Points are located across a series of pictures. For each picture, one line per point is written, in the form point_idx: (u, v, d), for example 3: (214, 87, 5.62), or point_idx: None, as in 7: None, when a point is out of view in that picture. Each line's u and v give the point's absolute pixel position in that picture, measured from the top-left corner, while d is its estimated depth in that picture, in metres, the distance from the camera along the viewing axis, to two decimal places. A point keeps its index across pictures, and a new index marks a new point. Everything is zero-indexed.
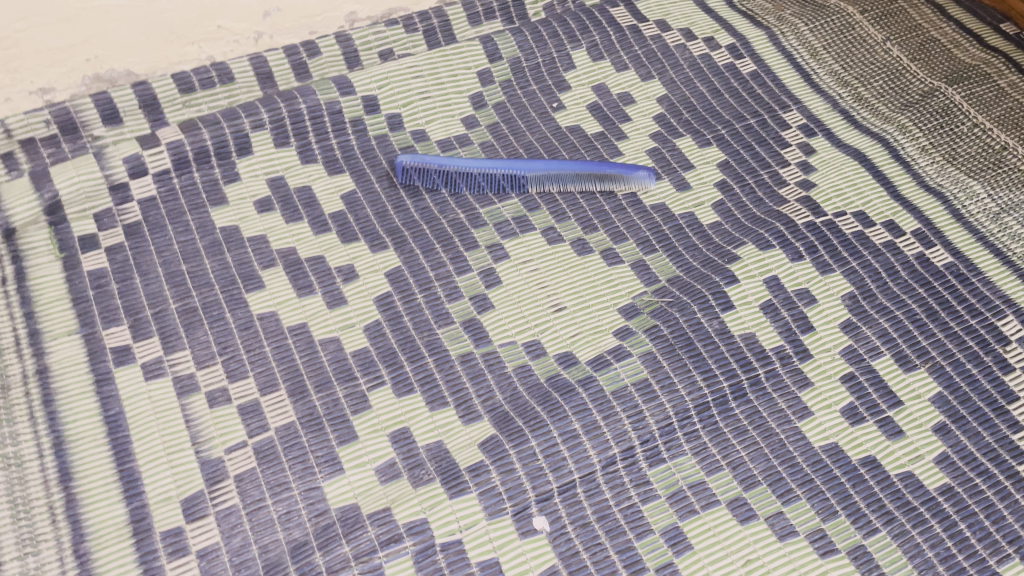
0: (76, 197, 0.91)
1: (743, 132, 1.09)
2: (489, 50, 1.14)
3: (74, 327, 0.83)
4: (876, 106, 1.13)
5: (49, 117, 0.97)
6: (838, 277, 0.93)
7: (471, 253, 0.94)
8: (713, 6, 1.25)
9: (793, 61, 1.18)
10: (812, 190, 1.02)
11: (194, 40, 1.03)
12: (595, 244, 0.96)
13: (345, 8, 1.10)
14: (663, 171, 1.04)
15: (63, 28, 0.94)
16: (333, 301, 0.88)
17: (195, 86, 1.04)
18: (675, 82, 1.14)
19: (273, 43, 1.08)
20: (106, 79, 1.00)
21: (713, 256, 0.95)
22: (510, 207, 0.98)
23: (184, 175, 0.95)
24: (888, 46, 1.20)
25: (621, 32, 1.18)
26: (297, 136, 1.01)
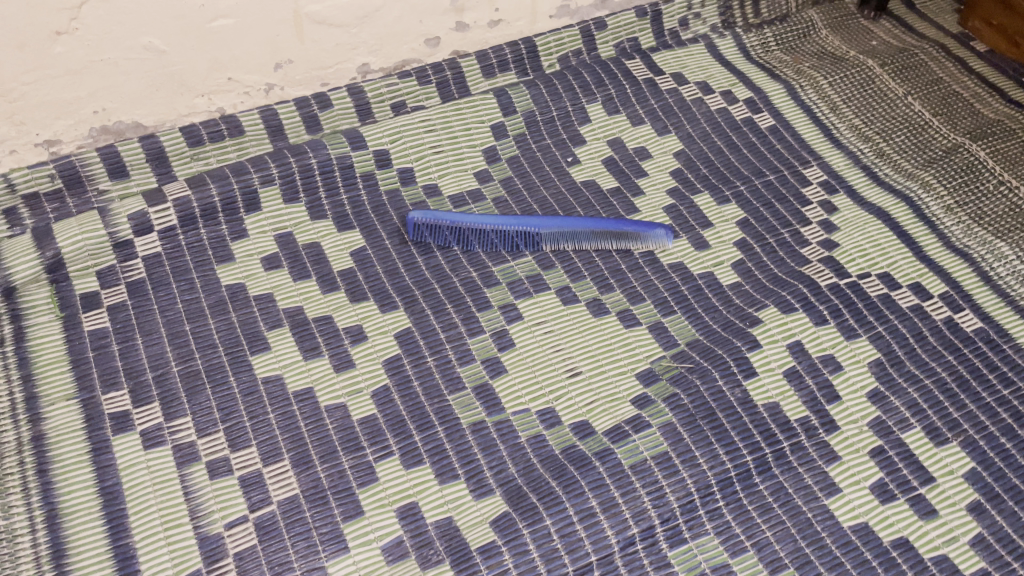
0: (79, 254, 0.89)
1: (763, 189, 1.06)
2: (503, 102, 1.11)
3: (72, 392, 0.80)
4: (898, 162, 1.11)
5: (54, 170, 0.97)
6: (864, 342, 0.90)
7: (483, 314, 0.91)
8: (730, 58, 1.23)
9: (813, 115, 1.16)
10: (835, 249, 0.99)
11: (203, 92, 1.01)
12: (611, 305, 0.93)
13: (358, 60, 1.08)
14: (681, 229, 1.01)
15: (73, 81, 0.93)
16: (340, 365, 0.85)
17: (205, 139, 1.04)
18: (692, 136, 1.12)
19: (285, 95, 1.07)
20: (114, 131, 0.99)
21: (734, 319, 0.91)
22: (523, 265, 0.96)
23: (191, 231, 0.93)
24: (910, 101, 1.18)
25: (637, 85, 1.16)
26: (307, 192, 0.99)
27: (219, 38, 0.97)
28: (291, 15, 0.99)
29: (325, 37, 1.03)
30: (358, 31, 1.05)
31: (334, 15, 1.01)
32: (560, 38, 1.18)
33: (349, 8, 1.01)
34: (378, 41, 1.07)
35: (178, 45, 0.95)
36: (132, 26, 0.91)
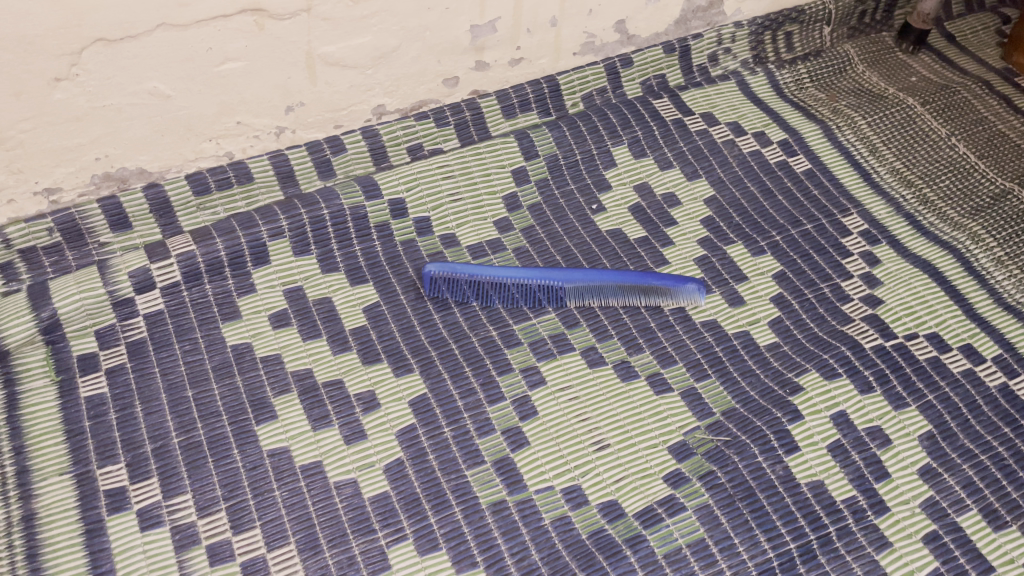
0: (77, 314, 0.84)
1: (800, 239, 1.01)
2: (525, 145, 1.06)
3: (66, 466, 0.76)
4: (943, 210, 1.04)
5: (52, 223, 0.93)
6: (914, 412, 0.84)
7: (504, 377, 0.85)
8: (763, 96, 1.18)
9: (851, 157, 1.10)
10: (880, 306, 0.93)
11: (210, 137, 0.97)
12: (641, 368, 0.87)
13: (373, 102, 1.03)
14: (714, 283, 0.95)
15: (73, 128, 0.88)
16: (351, 436, 0.79)
17: (211, 188, 0.99)
18: (724, 181, 1.06)
19: (296, 138, 1.02)
20: (117, 178, 0.95)
21: (773, 385, 0.85)
22: (546, 323, 0.90)
23: (195, 287, 0.88)
24: (954, 142, 1.12)
25: (665, 127, 1.11)
26: (319, 244, 0.94)
27: (228, 82, 0.92)
28: (303, 57, 0.94)
29: (339, 78, 0.98)
30: (374, 72, 1.00)
31: (348, 56, 0.96)
32: (584, 76, 1.13)
33: (365, 49, 0.97)
34: (394, 82, 1.02)
35: (184, 89, 0.91)
36: (136, 71, 0.87)
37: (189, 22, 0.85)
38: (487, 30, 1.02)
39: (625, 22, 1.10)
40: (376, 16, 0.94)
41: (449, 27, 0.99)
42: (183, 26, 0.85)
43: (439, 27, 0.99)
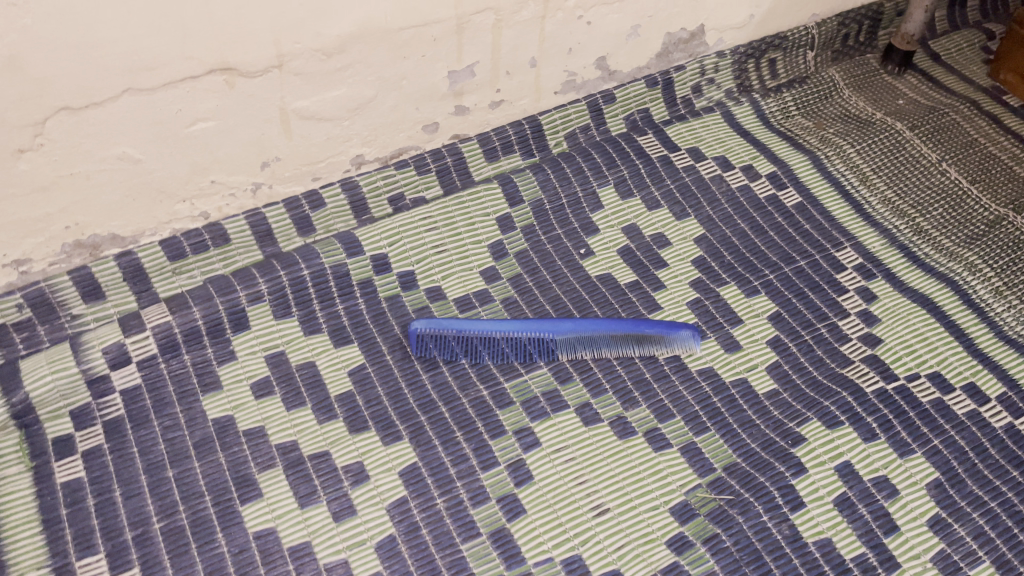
0: (50, 395, 0.81)
1: (794, 277, 0.98)
2: (509, 191, 1.03)
3: (43, 560, 0.73)
4: (938, 239, 1.02)
5: (22, 298, 0.90)
6: (920, 459, 0.82)
7: (497, 441, 0.82)
8: (749, 127, 1.16)
9: (841, 188, 1.08)
10: (878, 346, 0.91)
11: (184, 198, 0.94)
12: (638, 424, 0.84)
13: (351, 152, 1.00)
14: (708, 328, 0.93)
15: (41, 198, 0.85)
16: (340, 512, 0.77)
17: (187, 251, 0.96)
18: (713, 219, 1.04)
19: (273, 194, 0.99)
20: (88, 245, 0.91)
21: (775, 437, 0.83)
22: (539, 379, 0.87)
23: (173, 358, 0.85)
24: (944, 168, 1.10)
25: (652, 165, 1.09)
26: (301, 305, 0.91)
27: (200, 142, 0.89)
28: (277, 112, 0.91)
29: (315, 131, 0.96)
30: (350, 124, 0.97)
31: (323, 108, 0.94)
32: (566, 115, 1.11)
33: (340, 101, 0.94)
34: (372, 131, 1.00)
35: (155, 152, 0.88)
36: (103, 137, 0.84)
37: (156, 86, 0.82)
38: (465, 76, 1.00)
39: (606, 59, 1.08)
40: (351, 68, 0.91)
41: (426, 74, 0.97)
42: (151, 89, 0.82)
43: (416, 74, 0.96)
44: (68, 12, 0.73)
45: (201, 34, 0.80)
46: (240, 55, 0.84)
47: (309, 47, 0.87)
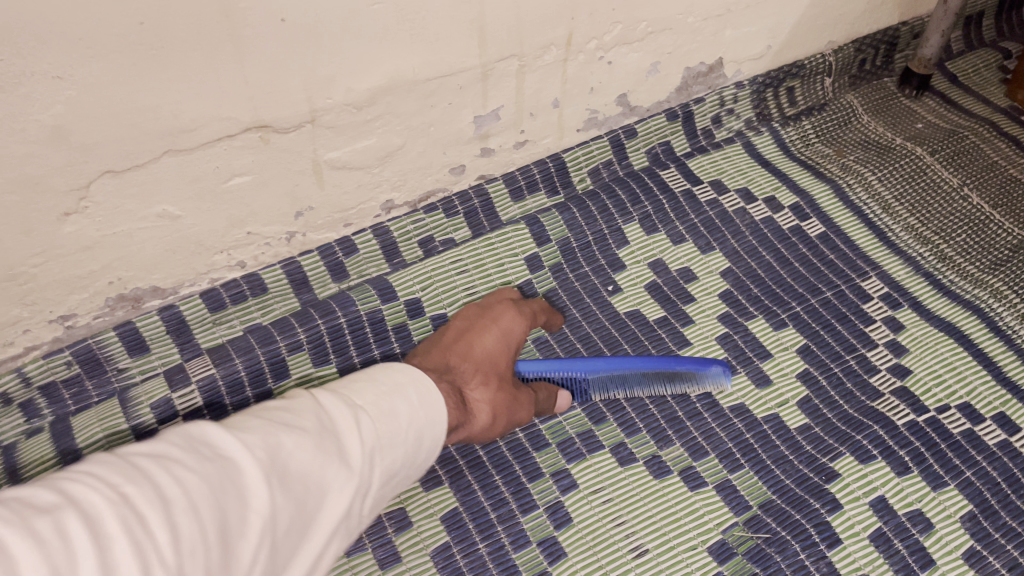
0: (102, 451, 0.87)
1: (820, 309, 1.00)
2: (536, 232, 1.06)
3: None
4: (963, 266, 1.03)
5: (70, 356, 0.92)
6: (954, 492, 0.83)
7: (535, 483, 0.84)
8: (770, 157, 1.18)
9: (864, 217, 1.09)
10: (908, 377, 0.92)
11: (221, 249, 0.96)
12: (673, 462, 0.86)
13: (382, 198, 1.03)
14: (737, 363, 0.94)
15: (85, 257, 0.87)
16: (385, 559, 0.79)
17: (226, 303, 0.99)
18: (738, 252, 1.06)
19: (307, 242, 1.02)
20: (131, 297, 0.94)
21: (809, 472, 0.85)
22: (573, 420, 0.89)
23: (218, 411, 0.91)
24: (966, 192, 1.11)
25: (675, 199, 1.11)
26: (338, 352, 0.95)
27: (236, 197, 0.91)
28: (310, 164, 0.93)
29: (347, 180, 0.98)
30: (380, 171, 0.99)
31: (354, 159, 0.96)
32: (589, 151, 1.13)
33: (370, 150, 0.96)
34: (401, 177, 1.02)
35: (194, 209, 0.90)
36: (144, 197, 0.85)
37: (194, 146, 0.84)
38: (490, 120, 1.02)
39: (627, 95, 1.10)
40: (380, 119, 0.93)
41: (453, 120, 0.99)
42: (189, 149, 0.84)
43: (442, 121, 0.98)
44: (111, 83, 0.74)
45: (238, 96, 0.82)
46: (276, 113, 0.86)
47: (340, 102, 0.89)
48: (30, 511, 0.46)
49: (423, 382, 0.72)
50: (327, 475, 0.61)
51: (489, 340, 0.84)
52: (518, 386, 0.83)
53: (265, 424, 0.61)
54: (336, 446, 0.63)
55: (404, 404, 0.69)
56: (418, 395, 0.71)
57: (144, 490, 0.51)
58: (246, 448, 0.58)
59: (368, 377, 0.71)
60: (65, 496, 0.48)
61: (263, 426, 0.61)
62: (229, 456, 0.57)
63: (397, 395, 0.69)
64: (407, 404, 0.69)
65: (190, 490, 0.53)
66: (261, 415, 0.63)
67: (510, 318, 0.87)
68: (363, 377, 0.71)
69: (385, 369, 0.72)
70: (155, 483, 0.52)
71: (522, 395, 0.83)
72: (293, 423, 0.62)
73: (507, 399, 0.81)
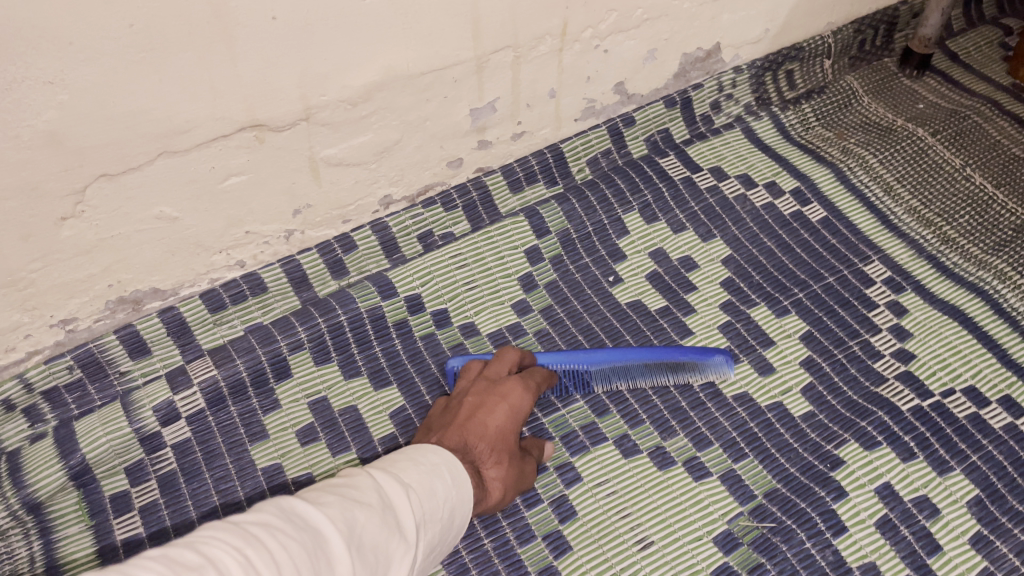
0: (105, 455, 0.86)
1: (823, 294, 0.99)
2: (535, 224, 1.06)
3: None
4: (966, 248, 1.03)
5: (72, 360, 0.92)
6: (960, 477, 0.83)
7: (539, 477, 0.84)
8: (770, 141, 1.17)
9: (866, 200, 1.08)
10: (912, 362, 0.92)
11: (220, 249, 0.96)
12: (677, 453, 0.86)
13: (380, 193, 1.02)
14: (741, 352, 0.94)
15: (84, 261, 0.87)
16: None
17: (227, 302, 0.99)
18: (739, 239, 1.05)
19: (306, 239, 1.01)
20: (131, 299, 0.94)
21: (814, 460, 0.84)
22: (576, 414, 0.89)
23: (220, 411, 0.90)
24: (969, 173, 1.10)
25: (675, 187, 1.10)
26: (339, 351, 0.95)
27: (232, 197, 0.91)
28: (307, 162, 0.93)
29: (343, 177, 0.97)
30: (377, 166, 0.99)
31: (351, 155, 0.95)
32: (587, 141, 1.12)
33: (367, 146, 0.95)
34: (398, 172, 1.01)
35: (191, 210, 0.89)
36: (140, 199, 0.85)
37: (190, 147, 0.83)
38: (487, 112, 1.01)
39: (624, 83, 1.09)
40: (376, 115, 0.92)
41: (449, 114, 0.98)
42: (185, 151, 0.83)
43: (439, 115, 0.97)
44: (104, 87, 0.73)
45: (232, 97, 0.81)
46: (270, 111, 0.85)
47: (335, 99, 0.88)
48: (179, 569, 0.52)
49: (456, 464, 0.74)
50: (393, 547, 0.64)
51: (497, 418, 0.80)
52: (523, 459, 0.81)
53: (339, 499, 0.64)
54: (398, 519, 0.66)
55: (442, 484, 0.71)
56: (451, 472, 0.73)
57: (258, 552, 0.56)
58: (331, 519, 0.61)
59: (407, 458, 0.73)
60: (203, 558, 0.54)
61: (339, 502, 0.64)
62: (317, 525, 0.61)
63: (435, 474, 0.72)
64: (444, 484, 0.72)
65: (291, 555, 0.57)
66: (323, 492, 0.66)
67: (519, 393, 0.82)
68: (402, 458, 0.73)
69: (421, 452, 0.74)
70: (266, 551, 0.56)
71: (528, 468, 0.81)
72: (361, 497, 0.65)
73: (518, 477, 0.80)
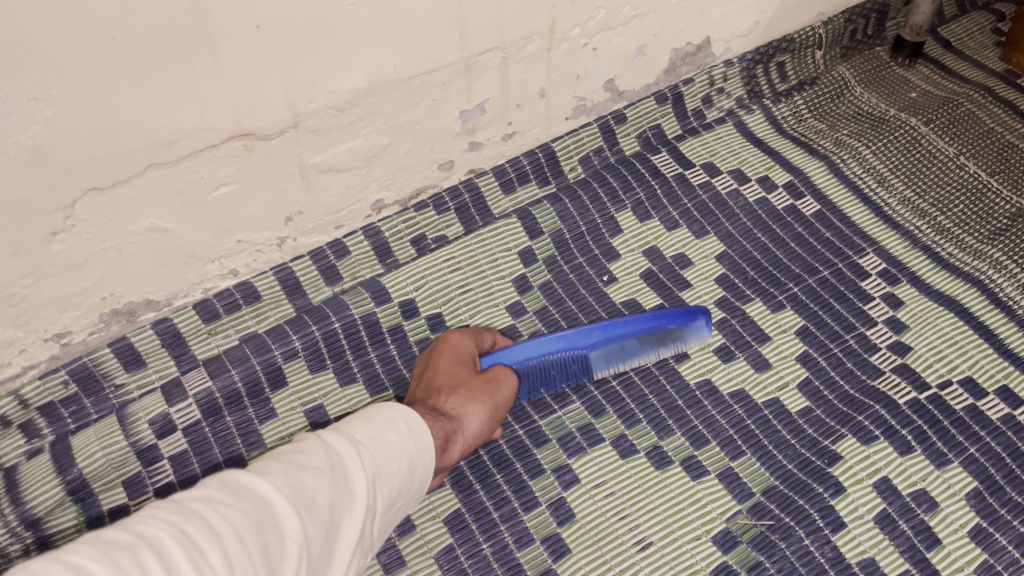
0: (102, 470, 0.86)
1: (818, 288, 0.99)
2: (529, 224, 1.06)
3: None
4: (961, 238, 1.02)
5: (67, 374, 0.92)
6: (958, 469, 0.83)
7: (536, 481, 0.84)
8: (763, 135, 1.16)
9: (860, 192, 1.08)
10: (909, 354, 0.92)
11: (213, 258, 0.96)
12: (674, 452, 0.86)
13: (371, 198, 1.02)
14: (736, 348, 0.94)
15: (76, 274, 0.87)
16: (390, 564, 0.79)
17: (220, 312, 0.98)
18: (733, 235, 1.05)
19: (298, 246, 1.01)
20: (125, 312, 0.94)
21: (812, 456, 0.84)
22: (572, 415, 0.89)
23: (216, 421, 0.90)
24: (963, 162, 1.09)
25: (667, 184, 1.10)
26: (334, 357, 0.95)
27: (222, 206, 0.91)
28: (297, 168, 0.92)
29: (334, 183, 0.97)
30: (368, 171, 0.98)
31: (341, 161, 0.95)
32: (579, 139, 1.12)
33: (357, 151, 0.95)
34: (390, 176, 1.01)
35: (183, 221, 0.89)
36: (130, 212, 0.85)
37: (177, 158, 0.83)
38: (476, 113, 1.01)
39: (614, 80, 1.09)
40: (364, 120, 0.92)
41: (438, 117, 0.98)
42: (173, 162, 0.83)
43: (428, 118, 0.97)
44: (89, 101, 0.73)
45: (219, 107, 0.81)
46: (257, 120, 0.85)
47: (322, 106, 0.87)
48: (112, 548, 0.52)
49: (411, 417, 0.73)
50: (342, 509, 0.64)
51: (444, 357, 0.84)
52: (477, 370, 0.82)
53: (286, 466, 0.64)
54: (348, 480, 0.66)
55: (398, 438, 0.71)
56: (407, 426, 0.73)
57: (196, 526, 0.55)
58: (275, 488, 0.61)
59: (362, 415, 0.73)
60: (137, 536, 0.54)
61: (284, 469, 0.63)
62: (260, 496, 0.60)
63: (390, 429, 0.71)
64: (399, 439, 0.71)
65: (231, 526, 0.57)
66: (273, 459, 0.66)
67: (457, 335, 0.85)
68: (357, 416, 0.73)
69: (377, 408, 0.74)
70: (206, 524, 0.56)
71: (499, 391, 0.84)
72: (309, 462, 0.65)
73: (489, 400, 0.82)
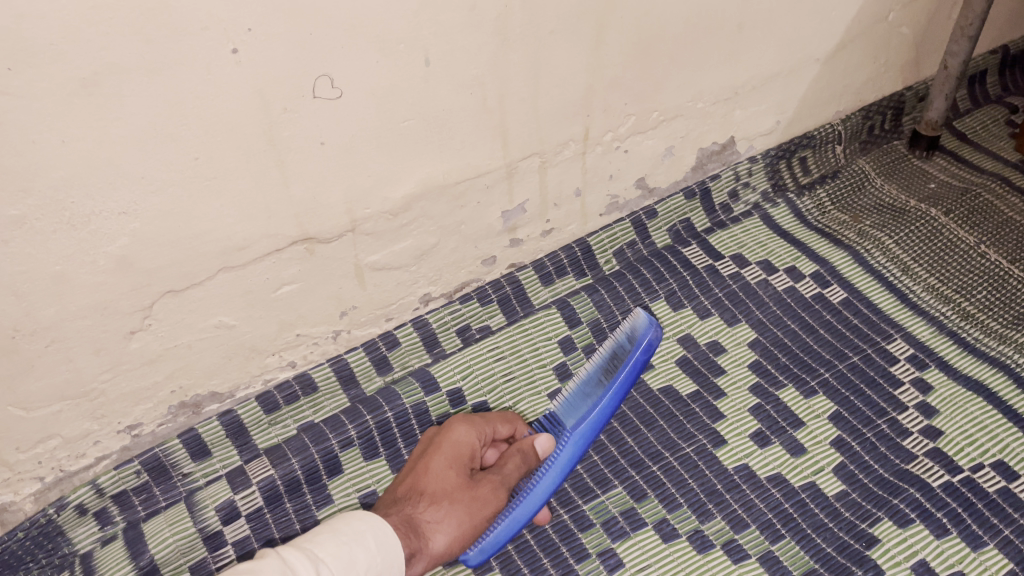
0: (171, 555, 0.93)
1: (849, 373, 1.03)
2: (567, 314, 1.13)
3: None
4: (986, 323, 1.06)
5: (140, 465, 0.98)
6: (994, 551, 0.85)
7: (582, 564, 0.88)
8: (788, 226, 1.22)
9: (885, 281, 1.13)
10: (940, 438, 0.95)
11: (274, 352, 1.01)
12: (715, 535, 0.89)
13: (419, 292, 1.08)
14: (772, 433, 0.97)
15: (149, 369, 0.93)
16: None
17: (280, 403, 1.04)
18: (764, 322, 1.10)
19: (352, 340, 1.07)
20: (191, 403, 0.99)
21: (849, 539, 0.87)
22: (615, 499, 0.93)
23: (277, 508, 0.96)
24: (984, 250, 1.14)
25: (699, 275, 1.16)
26: (387, 445, 1.02)
27: (285, 304, 0.97)
28: (353, 267, 0.99)
29: (386, 280, 1.03)
30: (417, 268, 1.05)
31: (393, 260, 1.02)
32: (613, 233, 1.18)
33: (408, 251, 1.02)
34: (437, 272, 1.08)
35: (248, 318, 0.96)
36: (202, 311, 0.91)
37: (246, 262, 0.90)
38: (518, 213, 1.08)
39: (645, 179, 1.16)
40: (415, 222, 0.99)
41: (483, 217, 1.05)
42: (242, 266, 0.90)
43: (473, 219, 1.04)
44: (170, 212, 0.80)
45: (285, 215, 0.88)
46: (318, 226, 0.92)
47: (378, 211, 0.95)
48: None
49: (377, 532, 0.74)
50: None
51: (440, 457, 0.87)
52: (470, 486, 0.84)
53: None
54: None
55: (364, 554, 0.72)
56: (375, 539, 0.74)
57: None
58: None
59: (329, 528, 0.74)
60: None
61: None
62: None
63: (357, 545, 0.73)
64: (366, 553, 0.73)
65: None
66: None
67: (461, 433, 0.89)
68: (323, 529, 0.74)
69: (345, 520, 0.75)
70: None
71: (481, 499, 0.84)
72: None
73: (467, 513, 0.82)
